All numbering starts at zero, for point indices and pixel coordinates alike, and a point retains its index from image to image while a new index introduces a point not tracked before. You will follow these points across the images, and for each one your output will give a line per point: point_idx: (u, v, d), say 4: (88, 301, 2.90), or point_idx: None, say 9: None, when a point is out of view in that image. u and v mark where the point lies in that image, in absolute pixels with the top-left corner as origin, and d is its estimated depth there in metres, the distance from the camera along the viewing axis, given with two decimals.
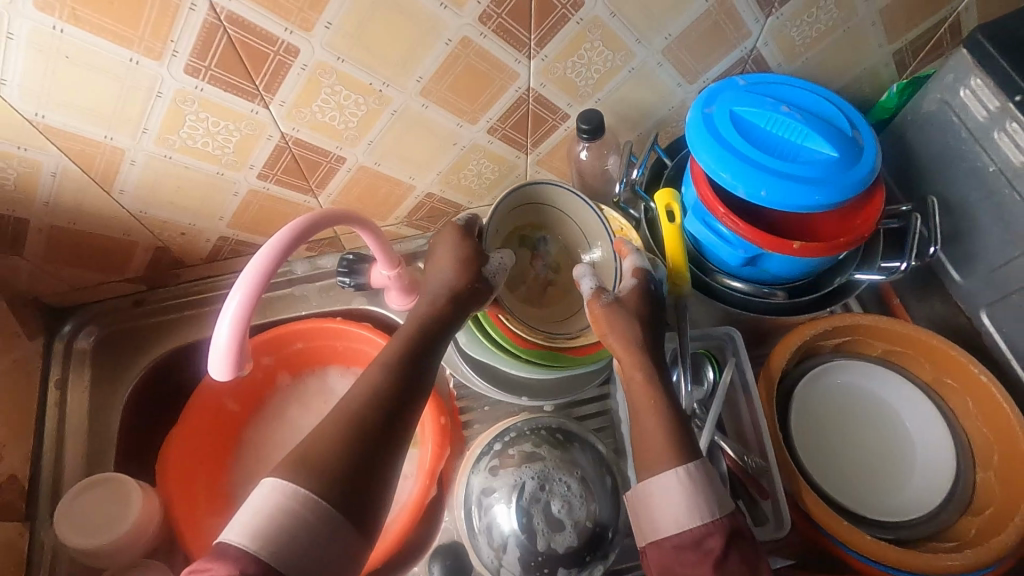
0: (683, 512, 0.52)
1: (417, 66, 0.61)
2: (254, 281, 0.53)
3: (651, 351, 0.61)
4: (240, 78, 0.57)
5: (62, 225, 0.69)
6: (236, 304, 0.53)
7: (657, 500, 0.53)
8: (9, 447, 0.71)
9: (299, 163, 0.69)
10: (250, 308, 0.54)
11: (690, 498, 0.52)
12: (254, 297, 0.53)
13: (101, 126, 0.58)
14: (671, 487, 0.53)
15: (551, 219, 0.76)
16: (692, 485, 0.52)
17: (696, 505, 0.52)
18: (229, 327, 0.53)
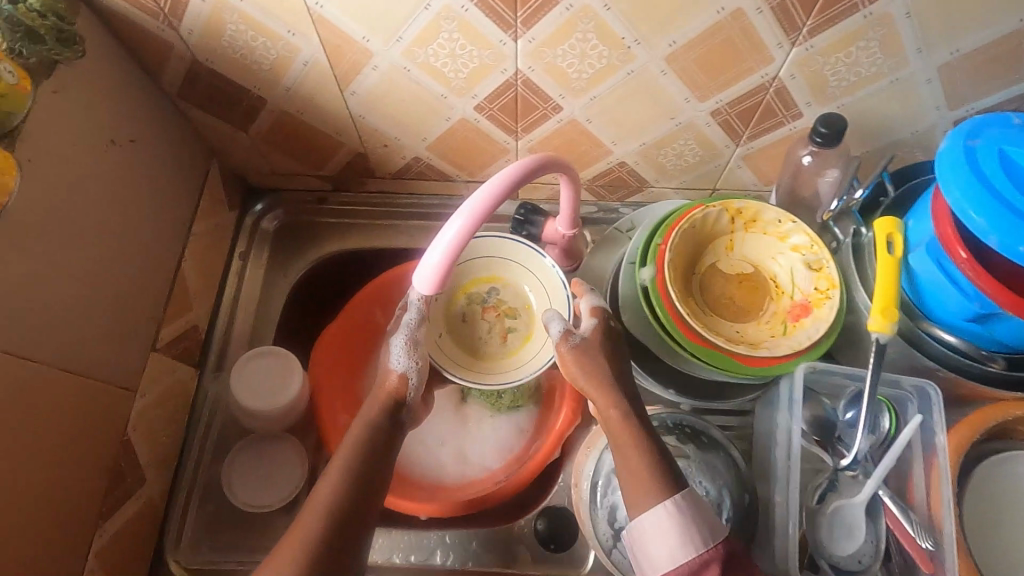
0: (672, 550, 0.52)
1: (676, 30, 0.58)
2: (477, 210, 0.54)
3: (621, 385, 0.60)
4: (505, 6, 0.57)
5: (291, 112, 0.73)
6: (452, 234, 0.54)
7: (642, 537, 0.53)
8: (199, 300, 0.78)
9: (518, 103, 0.69)
10: (463, 241, 0.54)
11: (677, 529, 0.52)
12: (474, 227, 0.54)
13: (364, 27, 0.60)
14: (655, 523, 0.53)
15: (508, 264, 0.82)
16: (678, 519, 0.52)
17: (688, 536, 0.52)
18: (444, 250, 0.54)
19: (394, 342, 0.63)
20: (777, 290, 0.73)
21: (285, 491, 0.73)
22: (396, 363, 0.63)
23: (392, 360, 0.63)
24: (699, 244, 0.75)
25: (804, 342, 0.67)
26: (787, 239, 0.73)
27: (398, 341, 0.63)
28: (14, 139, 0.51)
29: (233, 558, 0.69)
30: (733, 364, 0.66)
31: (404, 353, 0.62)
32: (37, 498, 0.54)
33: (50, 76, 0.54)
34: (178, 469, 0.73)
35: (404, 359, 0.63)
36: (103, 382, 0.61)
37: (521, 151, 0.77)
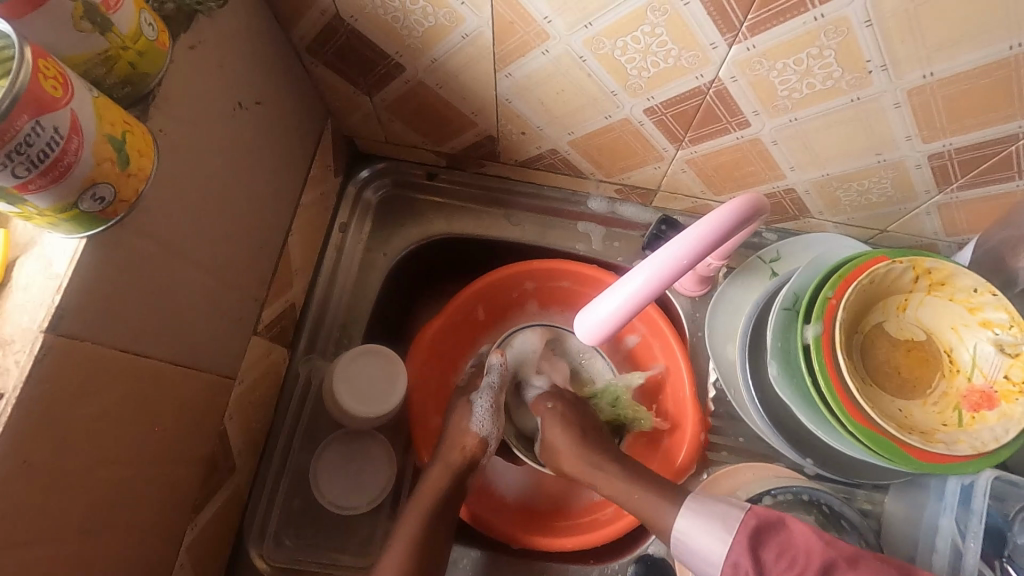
0: (713, 538, 0.59)
1: (944, 59, 0.47)
2: (662, 279, 0.51)
3: None
4: (737, 6, 0.45)
5: (427, 85, 0.63)
6: (636, 295, 0.53)
7: (689, 551, 0.61)
8: (299, 277, 0.71)
9: (699, 113, 0.58)
10: (646, 301, 0.54)
11: (697, 522, 0.60)
12: (655, 295, 0.52)
13: (550, 7, 0.49)
14: (685, 527, 0.61)
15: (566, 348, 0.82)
16: (697, 514, 0.61)
17: (711, 522, 0.60)
18: (620, 310, 0.54)
19: (476, 406, 0.73)
20: (952, 367, 0.63)
21: (373, 495, 0.70)
22: (477, 424, 0.71)
23: (474, 421, 0.71)
24: (870, 300, 0.65)
25: (984, 441, 0.58)
26: (978, 311, 0.62)
27: (480, 407, 0.72)
28: (149, 104, 0.43)
29: (315, 557, 0.67)
30: (897, 454, 0.58)
31: (487, 418, 0.72)
32: (141, 500, 0.50)
33: (187, 30, 0.46)
34: (264, 456, 0.69)
35: (485, 423, 0.72)
36: (209, 373, 0.56)
37: (678, 160, 0.67)
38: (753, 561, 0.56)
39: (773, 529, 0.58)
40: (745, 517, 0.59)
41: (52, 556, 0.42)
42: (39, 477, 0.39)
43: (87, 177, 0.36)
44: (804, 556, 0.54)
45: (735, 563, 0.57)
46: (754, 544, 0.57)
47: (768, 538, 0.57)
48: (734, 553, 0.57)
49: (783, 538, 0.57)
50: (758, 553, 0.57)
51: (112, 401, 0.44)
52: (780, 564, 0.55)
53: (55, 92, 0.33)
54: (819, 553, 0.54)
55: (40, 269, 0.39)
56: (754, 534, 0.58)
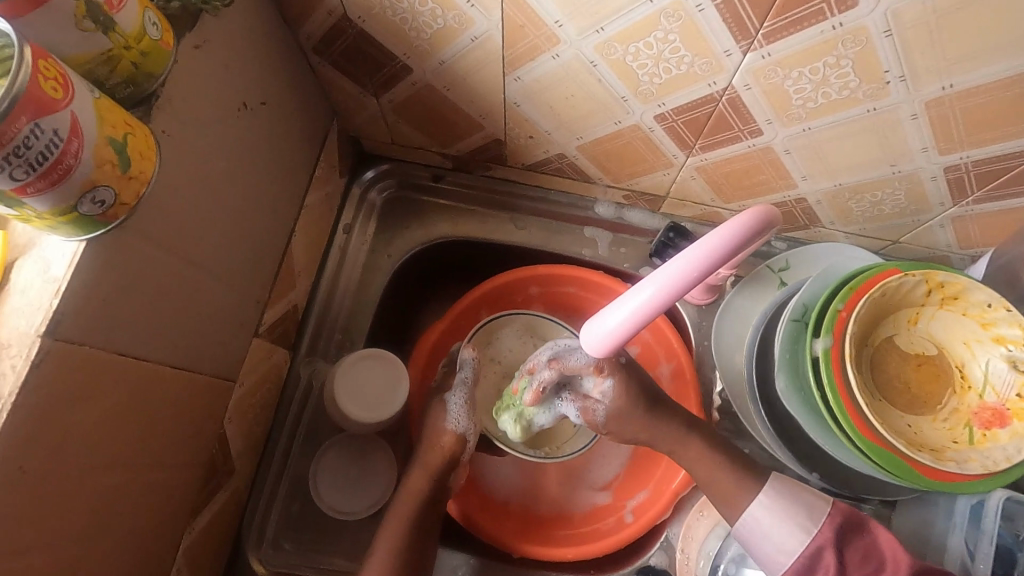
0: (791, 526, 0.57)
1: (964, 71, 0.45)
2: (672, 291, 0.50)
3: None
4: (754, 13, 0.44)
5: (434, 87, 0.62)
6: (639, 310, 0.51)
7: (760, 530, 0.59)
8: (301, 278, 0.71)
9: (710, 120, 0.57)
10: (649, 317, 0.52)
11: (780, 507, 0.59)
12: (660, 311, 0.51)
13: (561, 11, 0.48)
14: (764, 511, 0.60)
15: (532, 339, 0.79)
16: (781, 498, 0.59)
17: (796, 510, 0.58)
18: (623, 324, 0.52)
19: (450, 404, 0.71)
20: (963, 383, 0.62)
21: (373, 500, 0.69)
22: (455, 422, 0.69)
23: (451, 420, 0.70)
24: (881, 314, 0.64)
25: (995, 460, 0.57)
26: (991, 327, 0.61)
27: (456, 404, 0.71)
28: (152, 105, 0.43)
29: (312, 563, 0.67)
30: (905, 471, 0.56)
31: (463, 415, 0.70)
32: (138, 505, 0.49)
33: (193, 29, 0.45)
34: (264, 458, 0.68)
35: (462, 420, 0.70)
36: (209, 377, 0.55)
37: (687, 168, 0.66)
38: (836, 558, 0.55)
39: (857, 531, 0.56)
40: (832, 514, 0.57)
41: (45, 564, 0.41)
42: (34, 484, 0.39)
43: (86, 181, 0.35)
44: (891, 563, 0.52)
45: (815, 554, 0.56)
46: (838, 541, 0.56)
47: (852, 537, 0.56)
48: (817, 544, 0.56)
49: (867, 541, 0.55)
50: (840, 551, 0.55)
51: (110, 406, 0.43)
52: (864, 566, 0.54)
53: (55, 93, 0.32)
54: (907, 561, 0.52)
55: (38, 271, 0.38)
56: (840, 531, 0.56)
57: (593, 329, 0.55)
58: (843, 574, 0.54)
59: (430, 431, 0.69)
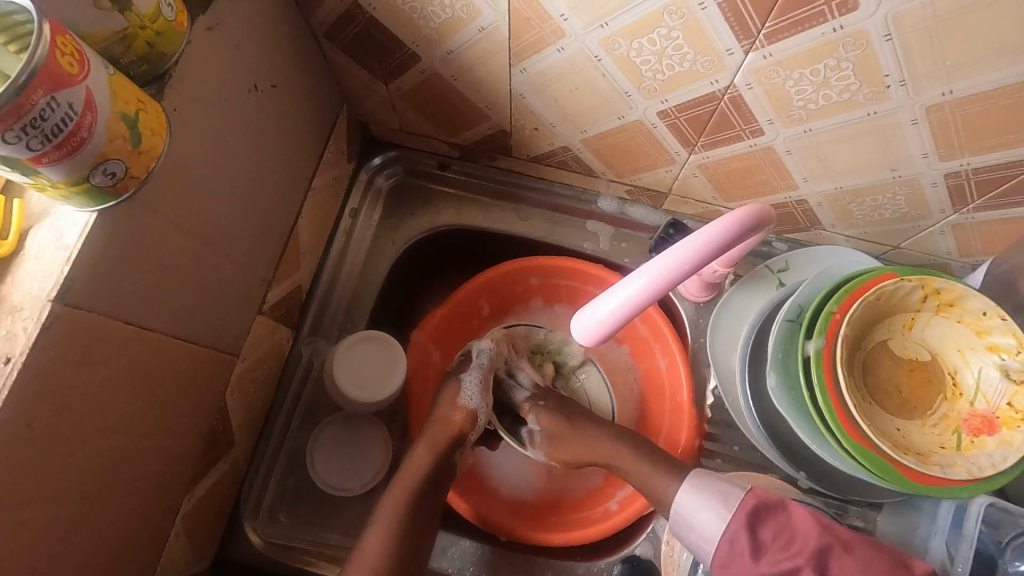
0: (712, 515, 0.58)
1: (964, 77, 0.46)
2: (658, 285, 0.52)
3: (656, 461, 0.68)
4: (755, 12, 0.45)
5: (442, 76, 0.63)
6: (633, 299, 0.53)
7: (684, 523, 0.60)
8: (307, 259, 0.72)
9: (712, 118, 0.58)
10: (643, 306, 0.53)
11: (698, 497, 0.60)
12: (653, 299, 0.52)
13: (566, 5, 0.49)
14: (687, 499, 0.61)
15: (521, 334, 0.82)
16: (699, 488, 0.60)
17: (712, 498, 0.59)
18: (618, 312, 0.54)
19: (466, 383, 0.73)
20: (954, 390, 0.62)
21: (366, 478, 0.71)
22: (467, 399, 0.72)
23: (462, 397, 0.72)
24: (876, 318, 0.64)
25: (980, 466, 0.58)
26: (985, 335, 0.61)
27: (470, 383, 0.73)
28: (164, 84, 0.44)
29: (306, 536, 0.69)
30: (889, 473, 0.57)
31: (476, 393, 0.72)
32: (138, 468, 0.51)
33: (206, 11, 0.47)
34: (263, 432, 0.70)
35: (475, 398, 0.72)
36: (211, 350, 0.57)
37: (690, 165, 0.66)
38: (750, 540, 0.55)
39: (774, 509, 0.56)
40: (745, 496, 0.57)
41: (49, 519, 0.43)
42: (39, 443, 0.40)
43: (98, 153, 0.37)
44: (801, 537, 0.52)
45: (731, 540, 0.56)
46: (753, 523, 0.56)
47: (768, 517, 0.56)
48: (730, 530, 0.56)
49: (782, 519, 0.55)
50: (756, 533, 0.55)
51: (114, 372, 0.45)
52: (779, 542, 0.53)
53: (71, 68, 0.34)
54: (814, 534, 0.51)
55: (51, 240, 0.40)
56: (753, 513, 0.56)
57: (588, 317, 0.56)
58: (758, 555, 0.54)
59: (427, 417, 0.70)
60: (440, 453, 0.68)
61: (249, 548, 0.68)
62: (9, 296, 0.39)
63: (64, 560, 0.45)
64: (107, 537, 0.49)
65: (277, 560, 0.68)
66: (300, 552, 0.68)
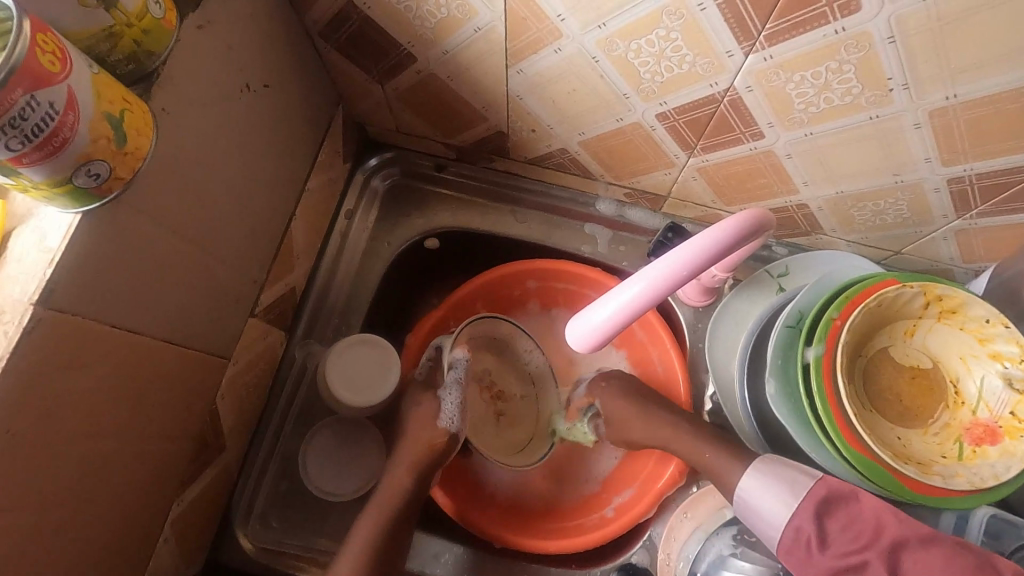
0: (776, 501, 0.58)
1: (968, 81, 0.45)
2: (656, 290, 0.51)
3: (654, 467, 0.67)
4: (757, 13, 0.44)
5: (438, 77, 0.62)
6: (630, 305, 0.52)
7: (749, 505, 0.60)
8: (301, 261, 0.71)
9: (712, 121, 0.57)
10: (640, 312, 0.52)
11: (764, 482, 0.60)
12: (650, 305, 0.51)
13: (564, 5, 0.48)
14: (750, 483, 0.61)
15: (512, 346, 0.76)
16: (764, 474, 0.60)
17: (778, 483, 0.59)
18: (614, 318, 0.53)
19: (445, 402, 0.70)
20: (956, 398, 0.61)
21: (360, 483, 0.70)
22: (447, 419, 0.69)
23: (442, 417, 0.69)
24: (877, 324, 0.63)
25: (982, 477, 0.57)
26: (988, 342, 0.60)
27: (450, 402, 0.70)
28: (152, 83, 0.43)
29: (298, 541, 0.68)
30: (889, 483, 0.56)
31: (456, 414, 0.69)
32: (126, 474, 0.50)
33: (196, 9, 0.46)
34: (255, 436, 0.70)
35: (456, 418, 0.69)
36: (202, 353, 0.56)
37: (689, 168, 0.65)
38: (818, 529, 0.55)
39: (843, 499, 0.56)
40: (815, 486, 0.57)
41: (32, 527, 0.42)
42: (20, 449, 0.39)
43: (82, 154, 0.36)
44: (872, 530, 0.53)
45: (797, 529, 0.56)
46: (822, 514, 0.56)
47: (837, 508, 0.56)
48: (796, 518, 0.56)
49: (853, 510, 0.55)
50: (823, 522, 0.55)
51: (100, 375, 0.44)
52: (847, 535, 0.54)
53: (52, 67, 0.33)
54: (892, 529, 0.52)
55: (34, 242, 0.39)
56: (821, 504, 0.56)
57: (586, 322, 0.55)
58: (827, 547, 0.54)
59: (422, 423, 0.69)
60: (424, 474, 0.67)
61: (241, 554, 0.67)
62: None
63: (49, 568, 0.45)
64: (94, 544, 0.49)
65: (269, 566, 0.67)
66: (292, 557, 0.67)
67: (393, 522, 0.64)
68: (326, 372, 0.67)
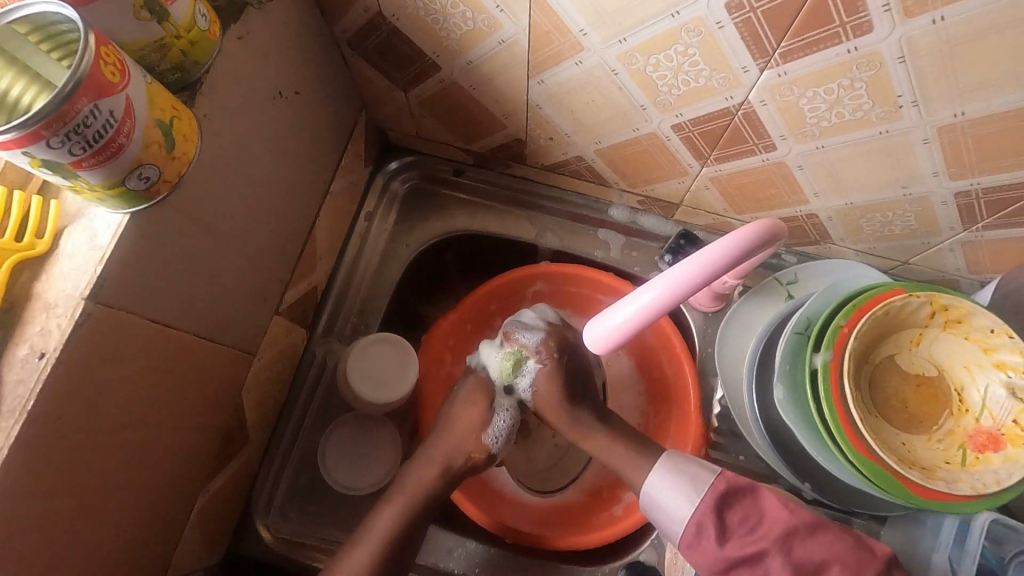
0: (679, 497, 0.60)
1: (976, 100, 0.46)
2: (670, 296, 0.52)
3: None
4: (772, 32, 0.46)
5: (460, 86, 0.64)
6: (645, 310, 0.53)
7: (654, 503, 0.62)
8: (323, 260, 0.74)
9: (727, 133, 0.59)
10: (653, 317, 0.54)
11: (668, 481, 0.61)
12: (665, 310, 0.53)
13: (586, 20, 0.50)
14: (654, 488, 0.62)
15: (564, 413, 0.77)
16: (666, 474, 0.62)
17: (682, 481, 0.61)
18: (629, 322, 0.54)
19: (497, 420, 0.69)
20: (960, 406, 0.63)
21: (376, 478, 0.72)
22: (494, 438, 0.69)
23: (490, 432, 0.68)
24: (884, 332, 0.65)
25: (985, 482, 0.58)
26: (992, 352, 0.61)
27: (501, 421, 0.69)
28: (196, 91, 0.46)
29: (317, 533, 0.70)
30: (893, 487, 0.58)
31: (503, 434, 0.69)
32: (159, 463, 0.52)
33: (237, 21, 0.49)
34: (277, 430, 0.72)
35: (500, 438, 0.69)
36: (230, 348, 0.58)
37: (702, 177, 0.67)
38: (716, 522, 0.57)
39: (742, 494, 0.58)
40: (716, 481, 0.59)
41: (72, 509, 0.44)
42: (66, 436, 0.41)
43: (135, 158, 0.38)
44: (765, 524, 0.55)
45: (698, 524, 0.57)
46: (720, 507, 0.57)
47: (735, 502, 0.58)
48: (698, 513, 0.58)
49: (748, 503, 0.57)
50: (723, 516, 0.57)
51: (140, 367, 0.46)
52: (742, 529, 0.56)
53: (113, 77, 0.35)
54: (780, 521, 0.55)
55: (85, 239, 0.41)
56: (721, 497, 0.58)
57: (601, 325, 0.57)
58: (723, 538, 0.56)
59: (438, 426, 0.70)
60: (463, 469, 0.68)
61: (260, 544, 0.69)
62: (44, 293, 0.41)
63: (87, 549, 0.47)
64: (126, 529, 0.51)
65: (287, 557, 0.69)
66: (310, 549, 0.69)
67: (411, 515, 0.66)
68: (350, 370, 0.69)
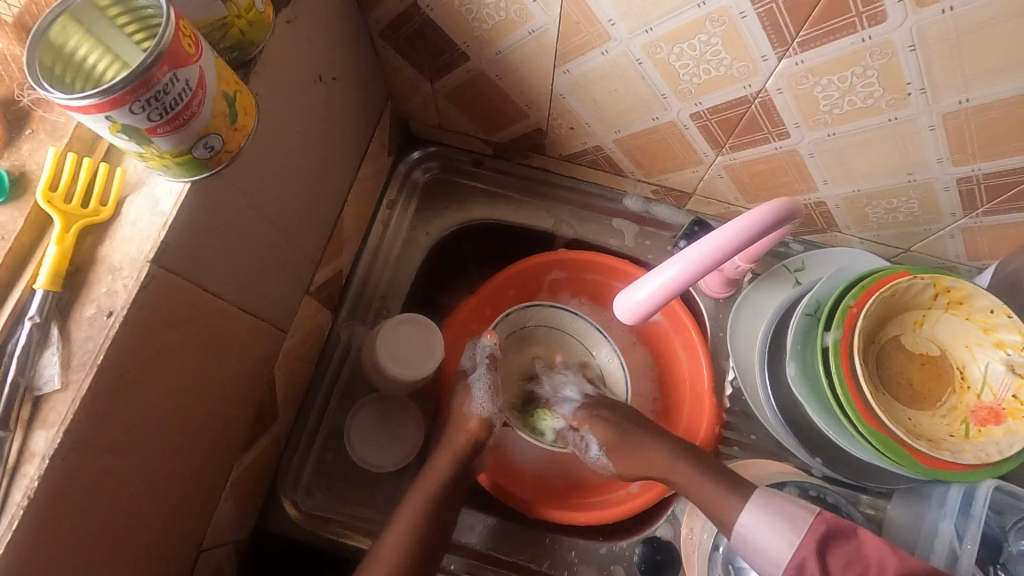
0: (779, 538, 0.59)
1: (980, 87, 0.50)
2: (691, 272, 0.57)
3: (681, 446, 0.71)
4: (792, 21, 0.49)
5: (487, 76, 0.67)
6: (666, 286, 0.59)
7: (748, 541, 0.61)
8: (348, 245, 0.76)
9: (742, 122, 0.62)
10: (673, 292, 0.60)
11: (765, 518, 0.60)
12: (683, 286, 0.58)
13: (615, 10, 0.54)
14: (750, 522, 0.61)
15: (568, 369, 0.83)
16: (762, 510, 0.61)
17: (779, 521, 0.60)
18: (652, 296, 0.61)
19: (475, 389, 0.75)
20: (962, 383, 0.66)
21: (398, 457, 0.74)
22: (480, 407, 0.74)
23: (473, 405, 0.74)
24: (889, 313, 0.68)
25: (988, 453, 0.61)
26: (992, 331, 0.65)
27: (479, 390, 0.75)
28: (250, 70, 0.48)
29: (343, 509, 0.72)
30: (901, 457, 0.61)
31: (486, 400, 0.74)
32: (202, 430, 0.54)
33: (286, 6, 0.51)
34: (304, 409, 0.74)
35: (485, 404, 0.74)
36: (267, 324, 0.60)
37: (716, 166, 0.70)
38: (820, 566, 0.56)
39: (842, 537, 0.57)
40: (814, 521, 0.58)
41: (130, 467, 0.46)
42: (129, 395, 0.43)
43: (203, 127, 0.41)
44: (876, 569, 0.54)
45: (800, 565, 0.57)
46: (822, 550, 0.57)
47: (836, 545, 0.57)
48: (800, 554, 0.57)
49: (852, 547, 0.56)
50: (826, 559, 0.56)
51: (193, 333, 0.48)
52: (848, 572, 0.55)
53: (189, 49, 0.38)
54: (893, 565, 0.53)
55: (148, 207, 0.44)
56: (824, 537, 0.57)
57: (628, 298, 0.63)
58: None
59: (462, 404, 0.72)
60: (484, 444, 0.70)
61: (287, 520, 0.71)
62: (109, 256, 0.43)
63: (140, 510, 0.48)
64: (173, 493, 0.52)
65: (313, 532, 0.70)
66: (336, 524, 0.71)
67: (437, 492, 0.68)
68: (378, 348, 0.71)
